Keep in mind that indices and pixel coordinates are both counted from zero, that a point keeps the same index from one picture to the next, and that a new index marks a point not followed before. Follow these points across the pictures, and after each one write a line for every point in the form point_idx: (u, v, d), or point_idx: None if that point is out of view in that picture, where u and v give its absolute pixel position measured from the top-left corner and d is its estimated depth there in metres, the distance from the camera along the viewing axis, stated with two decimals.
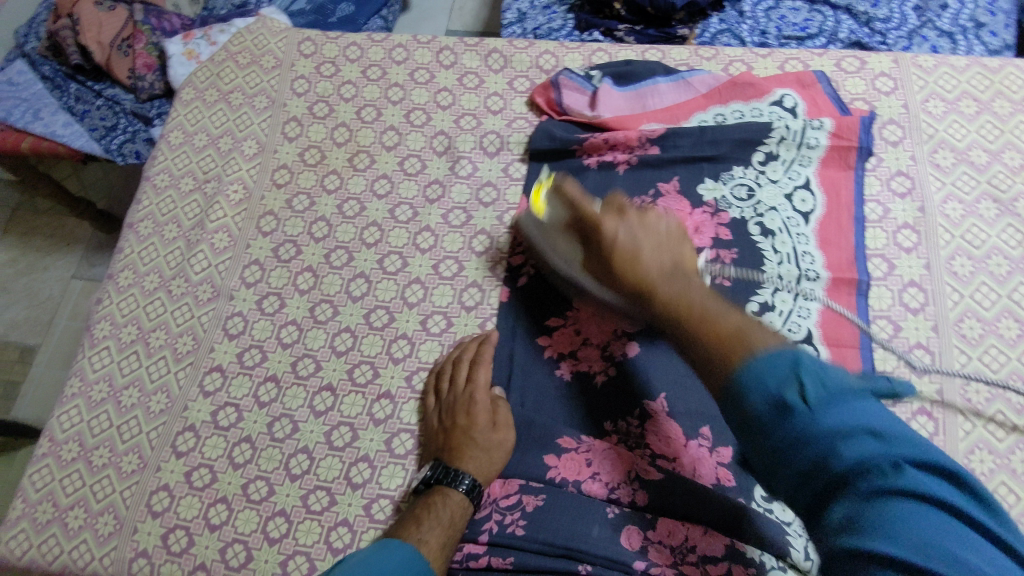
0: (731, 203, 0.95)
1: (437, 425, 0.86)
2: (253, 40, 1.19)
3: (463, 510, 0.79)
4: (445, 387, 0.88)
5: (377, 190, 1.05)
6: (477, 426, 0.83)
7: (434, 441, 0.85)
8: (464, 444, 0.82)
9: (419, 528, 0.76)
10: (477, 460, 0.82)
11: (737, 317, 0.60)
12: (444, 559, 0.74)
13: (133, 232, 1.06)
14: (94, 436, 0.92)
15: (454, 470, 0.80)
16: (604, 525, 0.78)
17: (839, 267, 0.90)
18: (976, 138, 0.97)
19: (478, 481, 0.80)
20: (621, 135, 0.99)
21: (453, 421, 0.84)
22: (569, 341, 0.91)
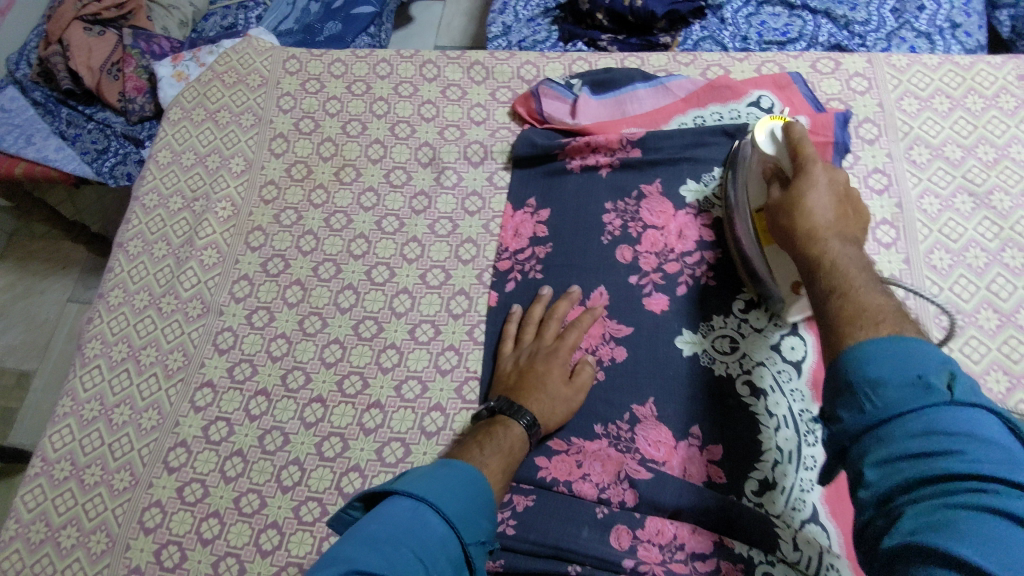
0: (714, 203, 0.96)
1: (507, 371, 0.88)
2: (239, 59, 1.20)
3: (523, 447, 0.79)
4: (528, 337, 0.91)
5: (363, 203, 1.06)
6: (552, 374, 0.85)
7: (507, 379, 0.87)
8: (535, 387, 0.84)
9: (479, 453, 0.77)
10: (541, 403, 0.83)
11: (882, 300, 0.56)
12: (503, 481, 0.76)
13: (123, 251, 1.07)
14: (86, 455, 0.93)
15: (518, 403, 0.82)
16: (593, 526, 0.79)
17: None
18: (950, 134, 0.99)
19: (538, 419, 0.81)
20: (602, 139, 1.00)
21: (529, 365, 0.87)
22: None
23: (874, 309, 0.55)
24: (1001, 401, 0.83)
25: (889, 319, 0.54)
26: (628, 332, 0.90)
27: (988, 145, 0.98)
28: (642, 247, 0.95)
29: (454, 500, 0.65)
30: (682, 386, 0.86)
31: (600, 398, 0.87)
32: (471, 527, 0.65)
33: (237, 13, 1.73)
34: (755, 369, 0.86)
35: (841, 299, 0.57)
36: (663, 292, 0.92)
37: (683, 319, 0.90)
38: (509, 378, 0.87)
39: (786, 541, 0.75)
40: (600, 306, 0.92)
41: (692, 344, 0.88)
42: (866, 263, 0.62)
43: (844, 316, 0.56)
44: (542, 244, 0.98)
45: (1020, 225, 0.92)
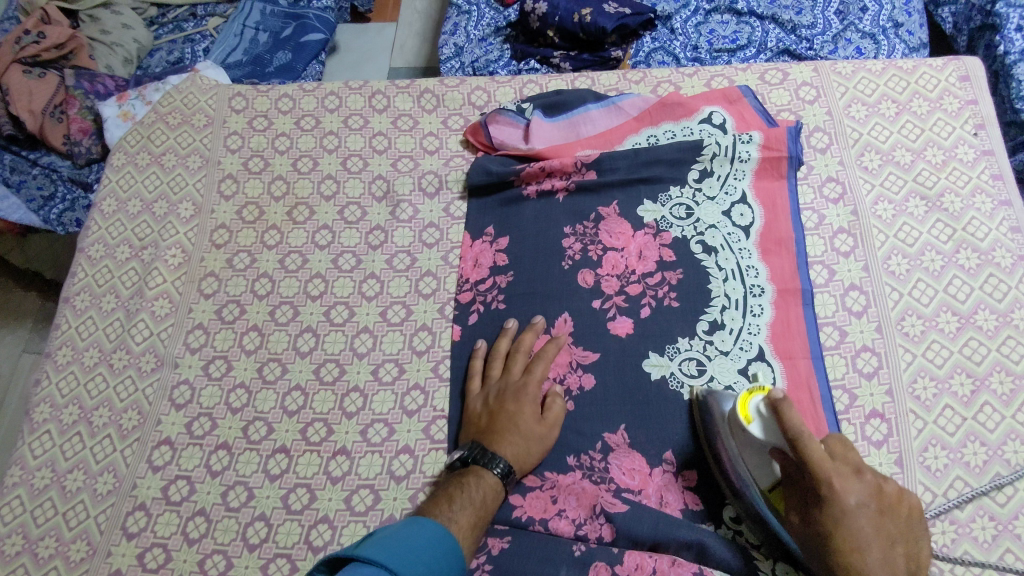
0: (672, 223, 0.95)
1: (478, 412, 0.86)
2: (182, 99, 1.17)
3: (495, 496, 0.78)
4: (496, 373, 0.88)
5: (318, 241, 1.03)
6: (524, 414, 0.83)
7: (477, 421, 0.85)
8: (507, 429, 0.82)
9: (449, 508, 0.75)
10: (514, 445, 0.81)
11: None
12: (473, 538, 0.74)
13: (70, 307, 1.02)
14: (39, 527, 0.88)
15: (490, 452, 0.80)
16: (571, 565, 0.77)
17: (783, 278, 0.91)
18: (899, 139, 1.00)
19: (512, 466, 0.79)
20: (556, 163, 0.99)
21: (499, 404, 0.85)
22: None
23: None
24: (967, 404, 0.83)
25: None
26: (595, 359, 0.89)
27: (936, 148, 0.99)
28: (603, 270, 0.94)
29: (415, 565, 0.64)
30: (652, 411, 0.85)
31: (570, 430, 0.86)
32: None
33: (183, 46, 1.69)
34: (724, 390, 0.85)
35: None
36: (627, 315, 0.91)
37: (649, 342, 0.89)
38: (479, 420, 0.85)
39: (765, 574, 0.75)
40: (565, 333, 0.91)
41: (659, 366, 0.87)
42: None
43: None
44: (503, 274, 0.96)
45: (972, 226, 0.93)
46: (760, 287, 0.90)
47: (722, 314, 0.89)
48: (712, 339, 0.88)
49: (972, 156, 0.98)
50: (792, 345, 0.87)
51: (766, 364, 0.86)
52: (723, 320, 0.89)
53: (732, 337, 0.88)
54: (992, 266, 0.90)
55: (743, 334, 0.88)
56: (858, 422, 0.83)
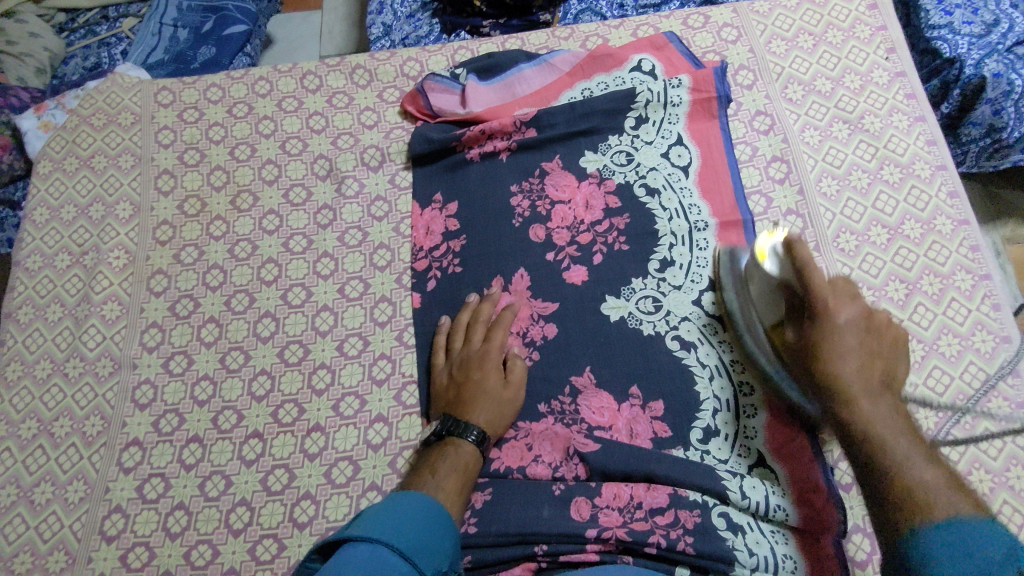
0: (614, 170, 0.98)
1: (446, 384, 0.87)
2: (105, 99, 1.13)
3: (476, 461, 0.80)
4: (457, 345, 0.89)
5: (266, 227, 1.02)
6: (489, 380, 0.84)
7: (445, 394, 0.86)
8: (474, 396, 0.83)
9: (434, 477, 0.77)
10: (485, 411, 0.82)
11: (933, 475, 0.55)
12: (460, 502, 0.77)
13: (13, 322, 0.99)
14: (11, 544, 0.86)
15: (463, 421, 0.81)
16: (552, 504, 0.79)
17: (724, 211, 0.95)
18: (818, 69, 1.05)
19: (486, 433, 0.81)
20: (496, 124, 1.00)
21: (465, 374, 0.86)
22: None
23: (923, 486, 0.55)
24: (902, 306, 0.89)
25: (940, 493, 0.54)
26: (555, 309, 0.91)
27: (853, 74, 1.04)
28: (553, 223, 0.96)
29: (410, 534, 0.66)
30: (614, 349, 0.88)
31: (538, 378, 0.88)
32: (431, 556, 0.66)
33: (98, 51, 1.63)
34: (679, 323, 0.89)
35: (896, 495, 0.55)
36: (581, 263, 0.93)
37: (604, 286, 0.92)
38: (446, 393, 0.86)
39: (734, 490, 0.78)
40: (523, 289, 0.93)
41: (617, 308, 0.90)
42: (914, 428, 0.60)
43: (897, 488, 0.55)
44: (456, 238, 0.97)
45: (892, 143, 0.99)
46: (704, 223, 0.94)
47: (670, 251, 0.93)
48: (664, 277, 0.92)
49: (887, 79, 1.03)
50: None
51: (717, 292, 0.90)
52: (672, 257, 0.92)
53: (682, 272, 0.92)
54: (913, 178, 0.96)
55: (693, 268, 0.92)
56: None
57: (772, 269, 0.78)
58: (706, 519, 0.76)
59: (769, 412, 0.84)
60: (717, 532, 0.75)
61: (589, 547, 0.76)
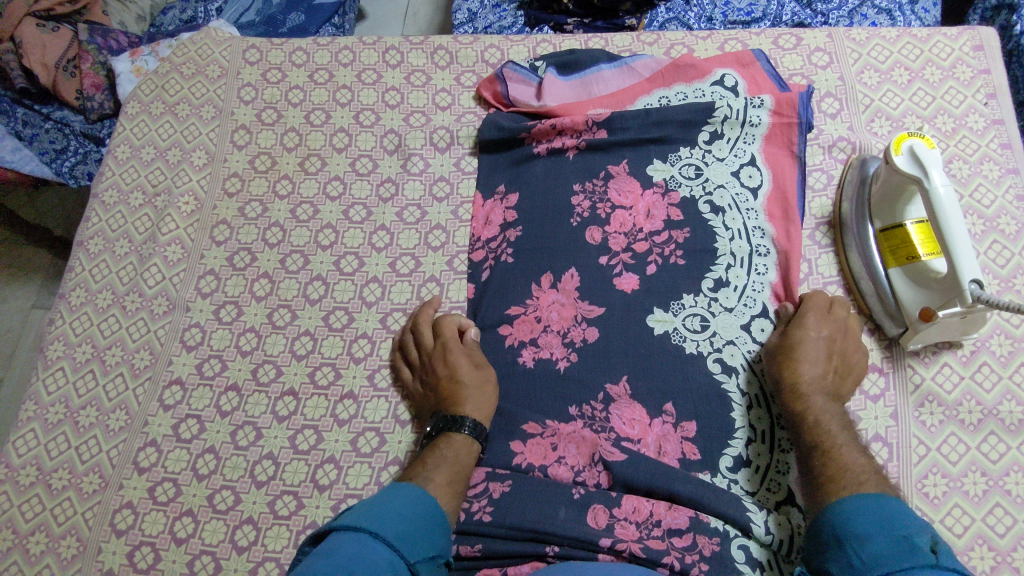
0: (680, 182, 0.96)
1: (425, 383, 0.88)
2: (197, 50, 1.17)
3: (470, 450, 0.81)
4: (416, 357, 0.90)
5: (330, 192, 1.04)
6: (463, 369, 0.86)
7: (426, 399, 0.87)
8: (456, 390, 0.84)
9: (426, 469, 0.77)
10: (474, 403, 0.84)
11: (860, 462, 0.69)
12: (454, 493, 0.76)
13: (84, 250, 1.03)
14: (52, 459, 0.91)
15: (453, 415, 0.82)
16: (569, 507, 0.77)
17: (790, 240, 0.92)
18: (910, 106, 1.01)
19: (480, 423, 0.82)
20: (568, 119, 0.99)
21: (432, 372, 0.87)
22: (530, 328, 0.90)
23: (844, 469, 0.68)
24: (965, 364, 0.85)
25: (865, 475, 0.67)
26: (600, 313, 0.90)
27: (946, 115, 0.99)
28: (611, 227, 0.94)
29: (396, 524, 0.67)
30: (654, 362, 0.86)
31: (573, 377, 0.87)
32: (417, 545, 0.67)
33: (196, 6, 1.66)
34: (725, 345, 0.87)
35: (819, 472, 0.70)
36: (634, 271, 0.92)
37: (653, 298, 0.90)
38: (427, 399, 0.87)
39: (758, 524, 0.75)
40: (571, 289, 0.91)
41: (662, 321, 0.89)
42: (879, 472, 0.68)
43: (828, 483, 0.68)
44: (511, 229, 0.97)
45: (978, 193, 0.94)
46: (765, 248, 0.91)
47: (726, 272, 0.90)
48: (717, 297, 0.89)
49: (982, 125, 0.98)
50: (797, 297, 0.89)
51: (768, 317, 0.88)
52: (727, 278, 0.90)
53: (736, 294, 0.89)
54: (997, 232, 0.91)
55: (747, 292, 0.89)
56: None
57: (905, 165, 0.82)
58: (725, 548, 0.73)
59: None
60: (735, 564, 0.73)
61: (602, 556, 0.74)
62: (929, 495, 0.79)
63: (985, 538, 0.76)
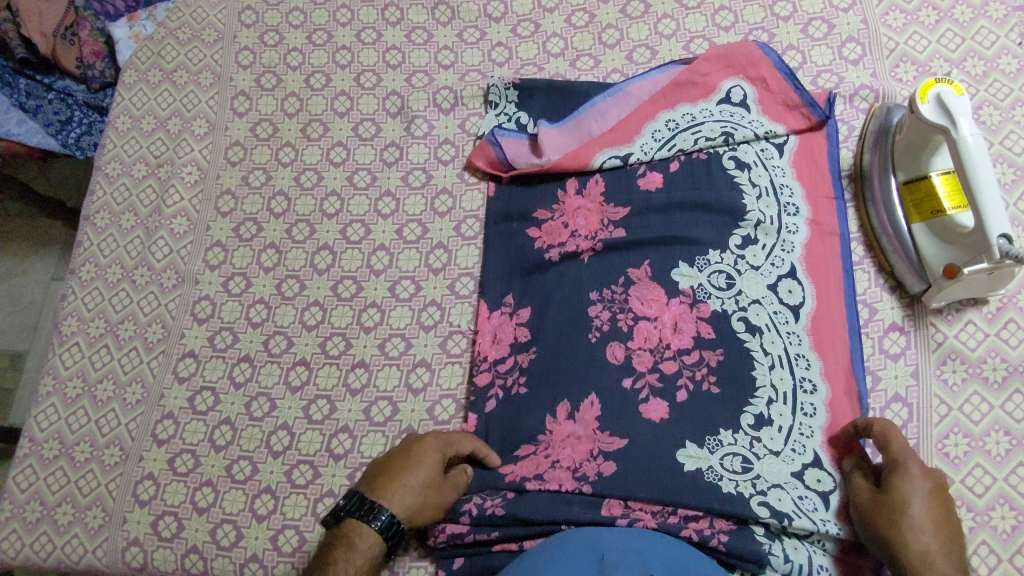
0: (711, 293, 0.84)
1: (383, 458, 0.77)
2: (191, 13, 1.13)
3: (376, 552, 0.69)
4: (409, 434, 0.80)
5: (333, 159, 1.02)
6: (422, 466, 0.74)
7: (371, 466, 0.76)
8: (401, 476, 0.73)
9: None
10: (403, 497, 0.72)
11: None
12: None
13: (90, 225, 1.03)
14: (74, 433, 0.92)
15: (370, 502, 0.70)
16: (582, 504, 0.76)
17: (838, 373, 0.81)
18: (937, 49, 0.95)
19: (397, 518, 0.70)
20: (582, 222, 0.91)
21: (403, 448, 0.76)
22: (535, 465, 0.80)
23: None
24: (990, 320, 0.82)
25: None
26: (621, 444, 0.78)
27: (976, 58, 0.94)
28: (634, 343, 0.83)
29: None
30: (683, 483, 0.75)
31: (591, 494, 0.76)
32: None
33: None
34: (770, 489, 0.75)
35: None
36: (661, 397, 0.80)
37: (685, 426, 0.79)
38: (378, 464, 0.76)
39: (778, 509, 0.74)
40: (589, 419, 0.80)
41: (696, 458, 0.77)
42: None
43: None
44: (524, 352, 0.86)
45: (1009, 141, 0.89)
46: (812, 383, 0.80)
47: (767, 408, 0.79)
48: (759, 437, 0.78)
49: (1014, 67, 0.93)
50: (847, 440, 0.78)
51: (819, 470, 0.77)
52: (768, 416, 0.79)
53: (781, 438, 0.78)
54: None
55: (793, 435, 0.78)
56: (877, 335, 0.84)
57: (931, 115, 0.78)
58: (742, 522, 0.74)
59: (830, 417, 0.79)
60: (753, 535, 0.73)
61: None
62: (950, 455, 0.77)
63: (1006, 496, 0.75)
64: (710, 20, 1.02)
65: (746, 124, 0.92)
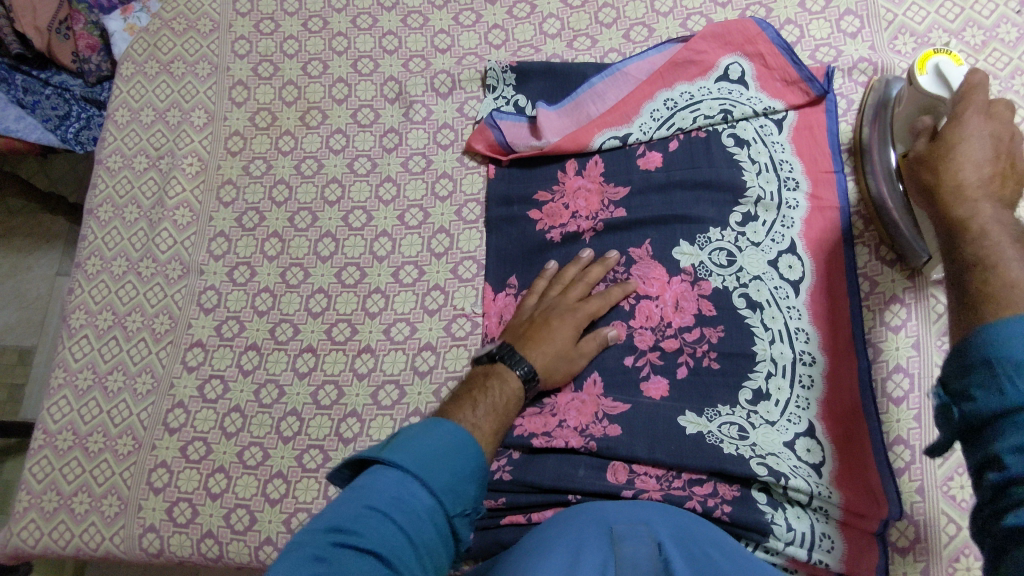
0: (711, 270, 0.85)
1: (529, 315, 0.84)
2: (186, 4, 1.13)
3: (515, 401, 0.74)
4: (553, 292, 0.85)
5: (333, 146, 1.02)
6: (561, 329, 0.80)
7: (516, 327, 0.83)
8: (541, 339, 0.79)
9: (472, 413, 0.69)
10: (543, 356, 0.78)
11: None
12: (495, 444, 0.68)
13: (94, 219, 1.03)
14: (87, 424, 0.94)
15: (520, 354, 0.77)
16: (589, 466, 0.77)
17: (838, 346, 0.82)
18: (936, 20, 0.95)
19: (536, 371, 0.77)
20: (582, 202, 0.91)
21: (541, 317, 0.81)
22: (542, 422, 0.80)
23: None
24: None
25: None
26: (624, 410, 0.79)
27: (976, 27, 0.94)
28: (635, 322, 0.84)
29: (441, 475, 0.58)
30: (686, 448, 0.76)
31: (597, 455, 0.77)
32: (459, 499, 0.59)
33: None
34: (768, 454, 0.76)
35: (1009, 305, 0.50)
36: (662, 375, 0.82)
37: (687, 401, 0.80)
38: (519, 328, 0.82)
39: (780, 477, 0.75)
40: (594, 392, 0.82)
41: (696, 423, 0.78)
42: None
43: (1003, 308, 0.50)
44: None
45: None
46: (811, 356, 0.81)
47: (767, 382, 0.80)
48: (756, 409, 0.79)
49: (1014, 36, 0.92)
50: (846, 411, 0.79)
51: (816, 440, 0.78)
52: (768, 390, 0.80)
53: (778, 409, 0.79)
54: None
55: (791, 408, 0.79)
56: (879, 308, 0.84)
57: (929, 85, 0.78)
58: (746, 492, 0.74)
59: (828, 388, 0.80)
60: (756, 504, 0.74)
61: None
62: None
63: None
64: None
65: (745, 100, 0.92)
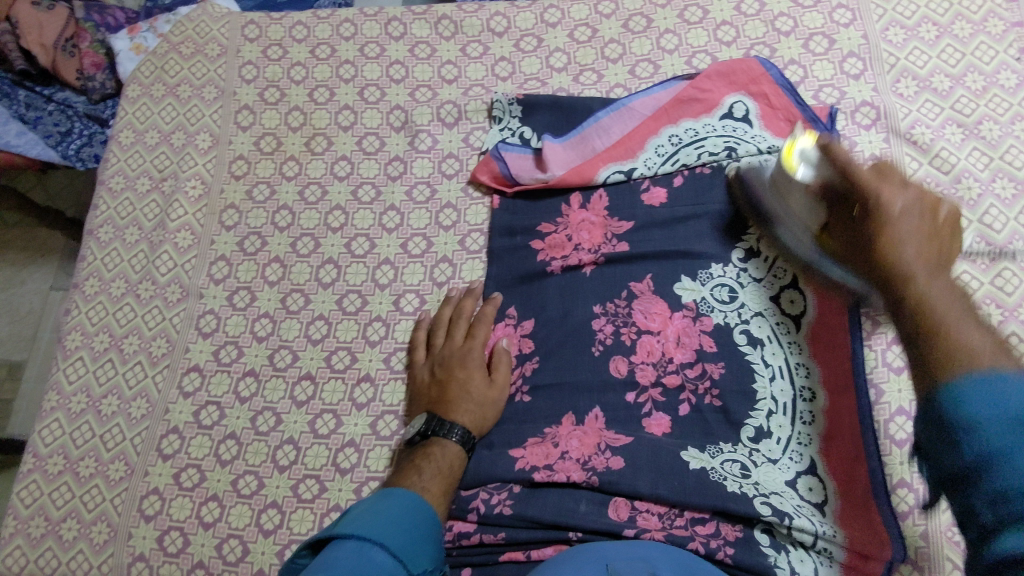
0: (713, 306, 0.85)
1: (429, 377, 0.86)
2: (195, 28, 1.14)
3: (462, 457, 0.80)
4: (440, 343, 0.89)
5: (337, 172, 1.03)
6: (475, 380, 0.84)
7: (424, 389, 0.86)
8: (461, 397, 0.83)
9: (419, 478, 0.77)
10: (469, 412, 0.82)
11: (976, 338, 0.47)
12: (446, 504, 0.77)
13: (94, 239, 1.03)
14: (78, 448, 0.92)
15: (446, 421, 0.81)
16: (590, 501, 0.76)
17: (838, 382, 0.81)
18: (938, 64, 0.97)
19: (469, 430, 0.81)
20: (585, 235, 0.92)
21: (447, 374, 0.85)
22: (544, 454, 0.79)
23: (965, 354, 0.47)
24: None
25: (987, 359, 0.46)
26: (627, 443, 0.79)
27: (976, 73, 0.96)
28: (637, 357, 0.84)
29: (395, 535, 0.66)
30: (689, 485, 0.75)
31: (600, 490, 0.76)
32: (417, 557, 0.66)
33: None
34: (771, 494, 0.75)
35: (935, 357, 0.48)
36: (664, 412, 0.81)
37: (689, 439, 0.79)
38: (429, 391, 0.85)
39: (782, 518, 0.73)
40: (595, 428, 0.81)
41: (698, 459, 0.77)
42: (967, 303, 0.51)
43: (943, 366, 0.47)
44: (529, 362, 0.87)
45: (1009, 155, 0.91)
46: (811, 393, 0.81)
47: (768, 420, 0.80)
48: (757, 447, 0.79)
49: (1014, 82, 0.94)
50: (848, 450, 0.78)
51: (818, 479, 0.77)
52: (769, 427, 0.80)
53: (779, 447, 0.79)
54: None
55: (792, 446, 0.79)
56: (880, 349, 0.85)
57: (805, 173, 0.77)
58: (748, 533, 0.73)
59: (830, 422, 0.80)
60: (758, 547, 0.72)
61: None
62: None
63: None
64: (712, 35, 1.03)
65: (749, 138, 0.93)
